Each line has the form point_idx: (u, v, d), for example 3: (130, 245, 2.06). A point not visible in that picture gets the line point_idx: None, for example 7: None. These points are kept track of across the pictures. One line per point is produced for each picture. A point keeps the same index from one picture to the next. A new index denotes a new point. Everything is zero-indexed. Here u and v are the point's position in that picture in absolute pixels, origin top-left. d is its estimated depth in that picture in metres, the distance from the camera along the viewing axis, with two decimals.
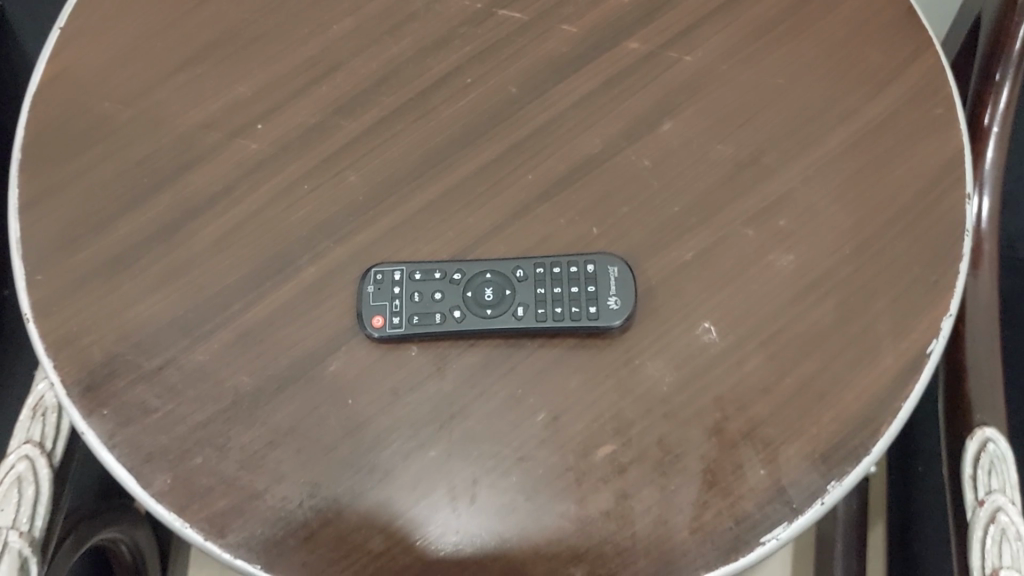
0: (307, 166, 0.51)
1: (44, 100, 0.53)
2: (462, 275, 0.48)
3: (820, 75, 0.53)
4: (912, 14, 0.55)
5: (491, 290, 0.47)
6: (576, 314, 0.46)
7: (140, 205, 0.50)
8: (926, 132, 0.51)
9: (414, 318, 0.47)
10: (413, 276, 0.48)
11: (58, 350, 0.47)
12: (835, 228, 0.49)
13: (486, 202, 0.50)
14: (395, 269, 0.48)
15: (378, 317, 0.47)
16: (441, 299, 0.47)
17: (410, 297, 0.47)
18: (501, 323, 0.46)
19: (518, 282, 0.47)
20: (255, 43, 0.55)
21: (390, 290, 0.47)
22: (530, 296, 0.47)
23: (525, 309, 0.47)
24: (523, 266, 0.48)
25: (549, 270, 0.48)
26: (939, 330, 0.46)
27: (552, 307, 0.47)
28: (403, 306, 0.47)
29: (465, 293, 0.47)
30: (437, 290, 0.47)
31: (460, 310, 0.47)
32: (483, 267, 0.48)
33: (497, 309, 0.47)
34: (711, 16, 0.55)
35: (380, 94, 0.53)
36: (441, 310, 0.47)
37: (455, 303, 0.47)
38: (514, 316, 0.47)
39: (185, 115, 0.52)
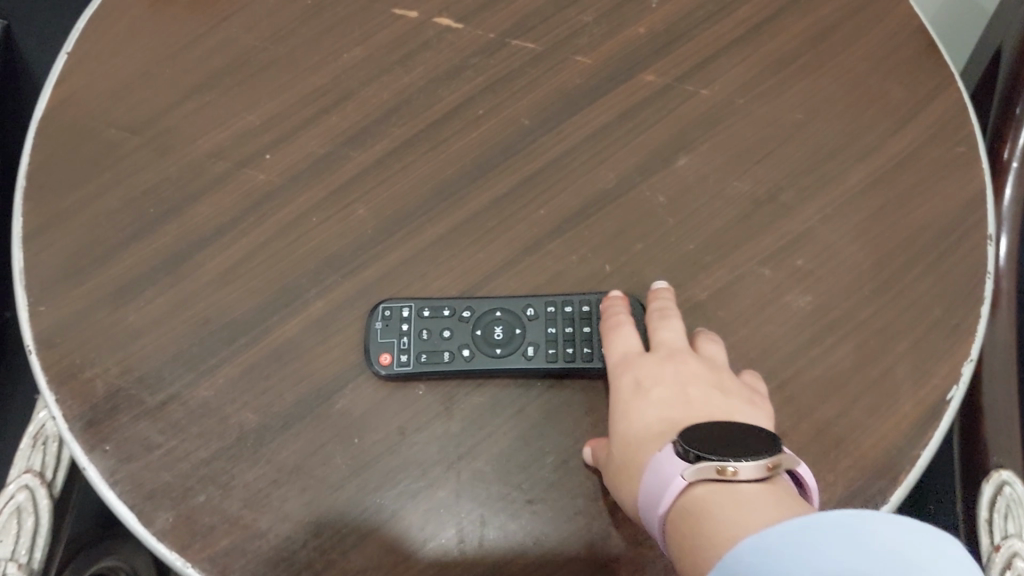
0: (315, 197, 0.50)
1: (51, 126, 0.52)
2: (471, 312, 0.47)
3: (838, 111, 0.52)
4: (932, 49, 0.55)
5: (500, 329, 0.46)
6: (588, 354, 0.46)
7: (146, 236, 0.49)
8: (946, 171, 0.50)
9: (422, 356, 0.46)
10: (421, 313, 0.47)
11: (60, 383, 0.46)
12: (853, 268, 0.48)
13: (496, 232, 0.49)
14: (405, 305, 0.47)
15: (385, 353, 0.46)
16: (449, 337, 0.46)
17: (419, 335, 0.46)
18: (510, 362, 0.45)
19: (529, 321, 0.47)
20: (265, 71, 0.54)
21: (399, 326, 0.47)
22: (540, 336, 0.46)
23: (535, 349, 0.46)
24: (534, 304, 0.47)
25: (561, 308, 0.47)
26: (959, 375, 0.45)
27: (563, 348, 0.46)
28: (411, 343, 0.46)
29: (475, 332, 0.46)
30: (446, 327, 0.47)
31: (469, 349, 0.46)
32: (493, 304, 0.47)
33: (507, 348, 0.46)
34: (728, 49, 0.54)
35: (391, 125, 0.52)
36: (448, 349, 0.46)
37: (464, 342, 0.46)
38: (524, 355, 0.46)
39: (193, 143, 0.51)
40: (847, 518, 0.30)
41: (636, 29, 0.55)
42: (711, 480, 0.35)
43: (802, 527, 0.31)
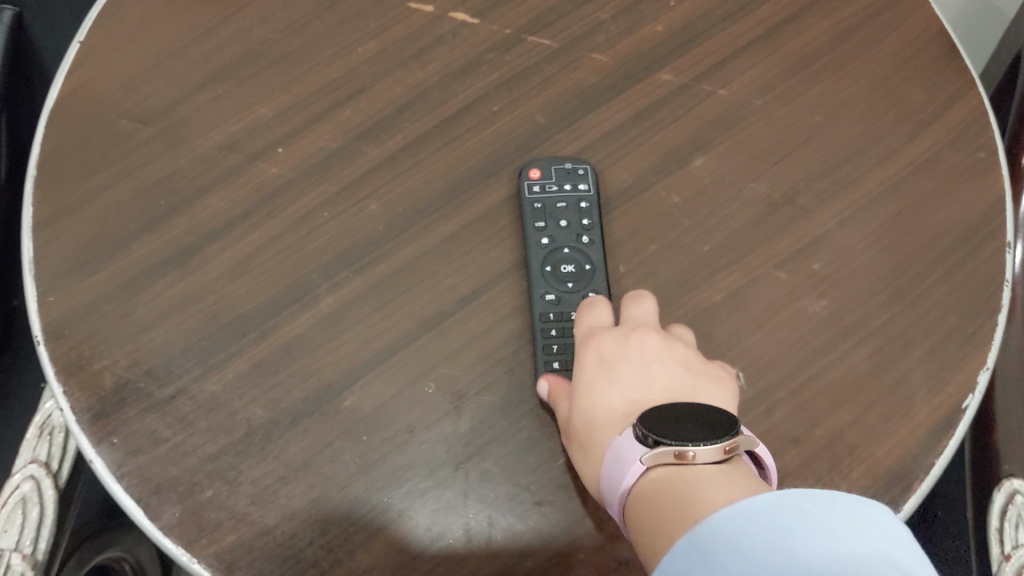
0: (328, 192, 0.50)
1: (62, 115, 0.51)
2: (586, 242, 0.48)
3: (857, 114, 0.52)
4: (952, 53, 0.54)
5: (571, 268, 0.47)
6: (549, 355, 0.45)
7: (157, 228, 0.49)
8: (966, 176, 0.50)
9: (535, 203, 0.49)
10: (579, 205, 0.49)
11: (68, 375, 0.45)
12: (870, 273, 0.47)
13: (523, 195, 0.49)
14: (587, 183, 0.49)
15: (538, 167, 0.50)
16: (546, 226, 0.48)
17: (565, 208, 0.49)
18: (536, 283, 0.47)
19: (580, 292, 0.47)
20: (278, 63, 0.53)
21: (568, 180, 0.49)
22: (569, 305, 0.47)
23: (551, 300, 0.47)
24: (599, 291, 0.47)
25: None
26: (975, 384, 0.45)
27: (549, 326, 0.46)
28: (552, 196, 0.49)
29: (554, 244, 0.48)
30: (568, 220, 0.48)
31: (546, 244, 0.48)
32: (594, 257, 0.47)
33: (550, 276, 0.47)
34: (747, 49, 0.54)
35: (405, 120, 0.52)
36: (547, 226, 0.48)
37: (547, 233, 0.48)
38: (540, 288, 0.47)
39: (205, 135, 0.51)
40: (786, 498, 0.32)
41: (654, 27, 0.54)
42: (669, 463, 0.36)
43: (751, 507, 0.31)
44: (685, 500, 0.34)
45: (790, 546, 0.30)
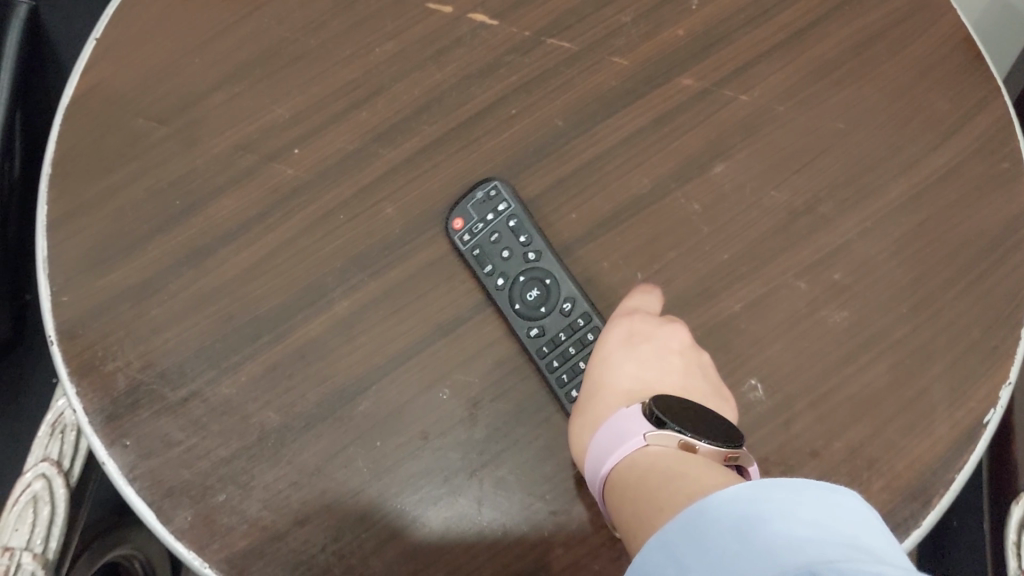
0: (344, 194, 0.49)
1: (77, 113, 0.51)
2: (534, 259, 0.47)
3: (880, 122, 0.51)
4: (977, 61, 0.53)
5: (535, 292, 0.46)
6: (562, 382, 0.45)
7: (171, 228, 0.48)
8: (990, 187, 0.49)
9: (476, 249, 0.47)
10: (509, 222, 0.47)
11: (81, 376, 0.45)
12: (892, 285, 0.47)
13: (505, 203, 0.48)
14: (505, 202, 0.48)
15: (460, 216, 0.48)
16: (507, 259, 0.47)
17: (489, 237, 0.47)
18: (517, 327, 0.46)
19: (561, 312, 0.46)
20: (295, 63, 0.53)
21: (488, 211, 0.48)
22: (553, 330, 0.46)
23: (538, 336, 0.45)
24: (578, 301, 0.46)
25: (586, 328, 0.46)
26: (996, 399, 0.44)
27: (551, 358, 0.45)
28: (481, 229, 0.47)
29: (519, 275, 0.46)
30: (508, 250, 0.47)
31: (504, 285, 0.46)
32: (552, 270, 0.46)
33: (523, 312, 0.46)
34: (770, 54, 0.53)
35: (422, 122, 0.51)
36: (495, 269, 0.47)
37: (507, 273, 0.47)
38: (527, 328, 0.46)
39: (221, 135, 0.51)
40: (754, 488, 0.32)
41: (676, 30, 0.53)
42: (671, 446, 0.37)
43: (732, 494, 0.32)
44: (678, 477, 0.35)
45: (752, 537, 0.30)
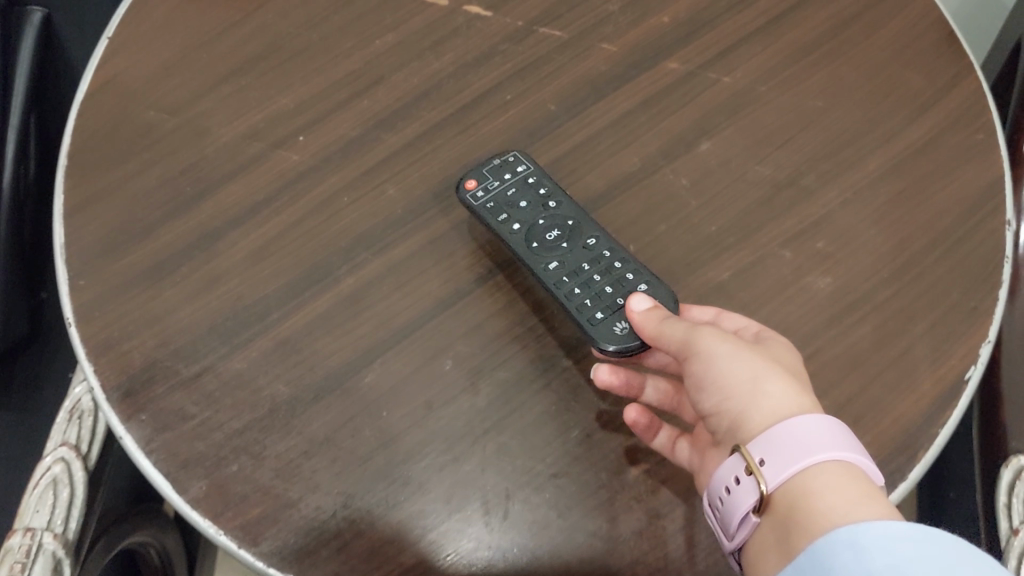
0: (347, 178, 0.51)
1: (93, 107, 0.53)
2: (555, 206, 0.48)
3: (858, 99, 0.53)
4: (950, 40, 0.56)
5: (557, 231, 0.47)
6: (583, 306, 0.45)
7: (182, 214, 0.50)
8: (965, 158, 0.51)
9: (490, 203, 0.49)
10: (528, 181, 0.49)
11: (98, 355, 0.46)
12: (873, 251, 0.48)
13: (508, 168, 0.50)
14: (523, 162, 0.50)
15: (473, 178, 0.49)
16: (525, 209, 0.48)
17: (506, 191, 0.49)
18: (535, 260, 0.46)
19: (583, 246, 0.47)
20: (299, 56, 0.55)
21: (504, 171, 0.50)
22: (574, 262, 0.46)
23: (557, 268, 0.46)
24: (601, 237, 0.47)
25: (611, 261, 0.46)
26: (976, 356, 0.45)
27: (571, 286, 0.45)
28: (496, 189, 0.49)
29: (537, 220, 0.48)
30: (526, 202, 0.49)
31: (521, 228, 0.48)
32: (573, 214, 0.48)
33: (542, 248, 0.47)
34: (750, 38, 0.56)
35: (422, 108, 0.54)
36: (512, 216, 0.48)
37: (526, 221, 0.48)
38: (546, 262, 0.46)
39: (229, 125, 0.53)
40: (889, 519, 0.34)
41: (661, 18, 0.56)
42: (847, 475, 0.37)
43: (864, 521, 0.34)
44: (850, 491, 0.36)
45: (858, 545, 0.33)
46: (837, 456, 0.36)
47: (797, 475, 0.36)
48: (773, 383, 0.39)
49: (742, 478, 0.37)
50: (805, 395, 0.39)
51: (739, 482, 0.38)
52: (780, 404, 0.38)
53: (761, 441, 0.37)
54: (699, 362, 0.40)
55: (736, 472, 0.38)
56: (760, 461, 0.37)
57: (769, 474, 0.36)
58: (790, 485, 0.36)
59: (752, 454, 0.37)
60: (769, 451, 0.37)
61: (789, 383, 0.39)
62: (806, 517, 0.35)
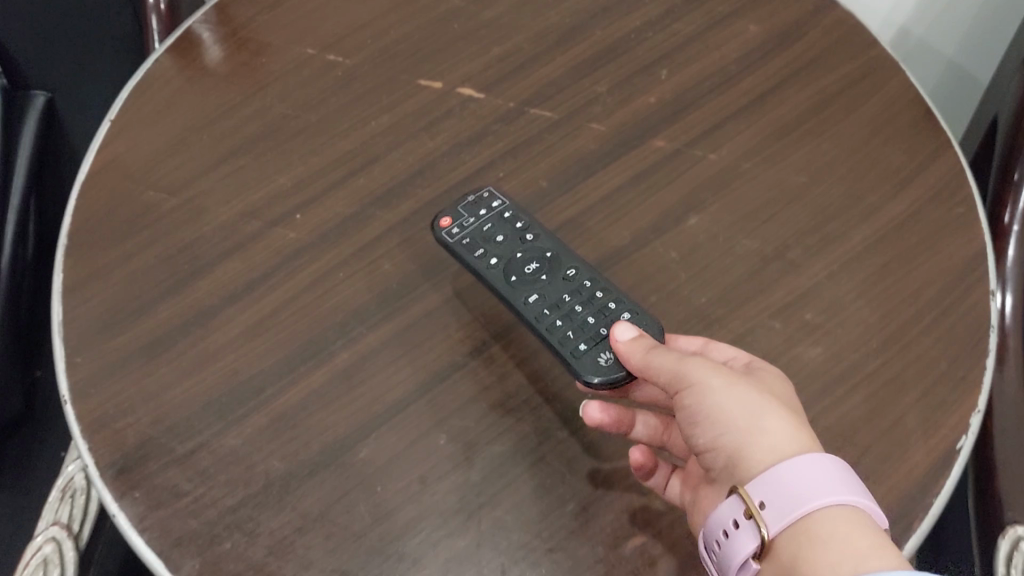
0: (343, 255, 0.52)
1: (94, 187, 0.55)
2: (534, 238, 0.50)
3: (841, 174, 0.55)
4: (927, 117, 0.57)
5: (536, 264, 0.48)
6: (566, 339, 0.45)
7: (179, 292, 0.51)
8: (947, 231, 0.52)
9: (466, 240, 0.50)
10: (504, 215, 0.51)
11: (93, 433, 0.46)
12: (860, 322, 0.49)
13: (483, 205, 0.51)
14: (498, 198, 0.51)
15: (448, 216, 0.51)
16: (502, 243, 0.50)
17: (481, 226, 0.50)
18: (515, 295, 0.47)
19: (562, 278, 0.48)
20: (297, 137, 0.57)
21: (479, 208, 0.51)
22: (554, 294, 0.47)
23: (537, 302, 0.47)
24: (580, 268, 0.48)
25: (592, 291, 0.47)
26: (967, 426, 0.45)
27: (552, 319, 0.46)
28: (471, 225, 0.50)
29: (515, 254, 0.49)
30: (503, 235, 0.50)
31: (499, 263, 0.49)
32: (551, 246, 0.49)
33: (521, 282, 0.48)
34: (734, 117, 0.57)
35: (416, 186, 0.55)
36: (489, 252, 0.49)
37: (503, 256, 0.49)
38: (526, 295, 0.47)
39: (227, 204, 0.54)
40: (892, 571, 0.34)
41: (647, 98, 0.58)
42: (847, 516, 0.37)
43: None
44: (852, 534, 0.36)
45: None
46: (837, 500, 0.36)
47: (799, 521, 0.36)
48: (764, 411, 0.40)
49: (741, 521, 0.38)
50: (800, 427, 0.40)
51: (738, 525, 0.38)
52: (778, 438, 0.39)
53: (761, 483, 0.38)
54: (688, 391, 0.41)
55: (735, 515, 0.38)
56: (760, 504, 0.37)
57: (770, 519, 0.37)
58: (791, 529, 0.37)
59: (752, 496, 0.38)
60: (769, 494, 0.37)
61: (777, 407, 0.40)
62: (810, 567, 0.35)
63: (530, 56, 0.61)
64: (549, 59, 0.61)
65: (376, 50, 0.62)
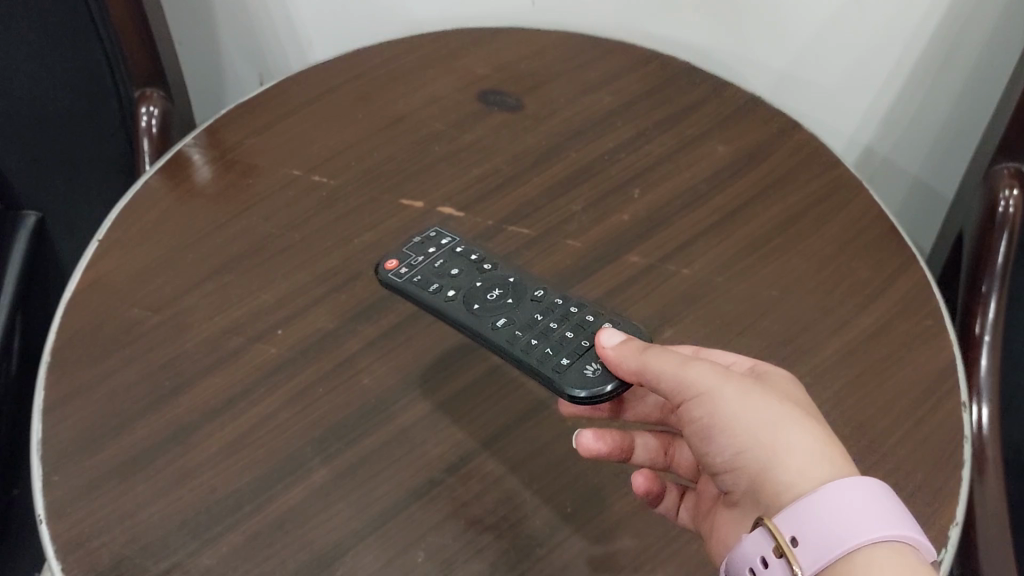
0: (322, 369, 0.53)
1: (79, 306, 0.55)
2: (490, 269, 0.51)
3: (811, 288, 0.56)
4: (892, 234, 0.59)
5: (497, 291, 0.50)
6: (545, 356, 0.46)
7: (159, 408, 0.50)
8: (916, 344, 0.53)
9: (415, 276, 0.51)
10: (456, 252, 0.53)
11: (66, 554, 0.45)
12: (836, 433, 0.49)
13: (431, 244, 0.54)
14: (446, 236, 0.54)
15: (393, 259, 0.52)
16: (457, 277, 0.51)
17: (431, 263, 0.52)
18: (481, 321, 0.48)
19: (528, 300, 0.49)
20: (280, 255, 0.58)
21: (427, 247, 0.53)
22: (522, 316, 0.48)
23: (506, 326, 0.48)
24: (546, 290, 0.50)
25: (563, 308, 0.48)
26: (945, 540, 0.44)
27: (526, 339, 0.47)
28: (419, 265, 0.52)
29: (473, 284, 0.50)
30: (457, 268, 0.52)
31: (457, 294, 0.50)
32: (509, 274, 0.51)
33: (484, 308, 0.49)
34: (706, 233, 0.59)
35: (395, 301, 0.56)
36: (443, 284, 0.51)
37: (461, 286, 0.50)
38: (493, 321, 0.48)
39: (210, 321, 0.55)
40: None
41: (621, 216, 0.60)
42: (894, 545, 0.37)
43: None
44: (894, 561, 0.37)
45: None
46: (875, 536, 0.36)
47: (838, 560, 0.36)
48: (782, 419, 0.41)
49: (772, 559, 0.38)
50: (820, 434, 0.41)
51: (767, 563, 0.38)
52: (801, 450, 0.40)
53: (789, 512, 0.38)
54: (693, 392, 0.42)
55: (764, 551, 0.38)
56: (792, 539, 0.37)
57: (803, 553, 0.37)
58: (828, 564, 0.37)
59: (783, 530, 0.38)
60: (802, 530, 0.37)
61: (796, 417, 0.41)
62: None
63: (508, 177, 0.63)
64: (526, 179, 0.63)
65: (359, 171, 0.64)
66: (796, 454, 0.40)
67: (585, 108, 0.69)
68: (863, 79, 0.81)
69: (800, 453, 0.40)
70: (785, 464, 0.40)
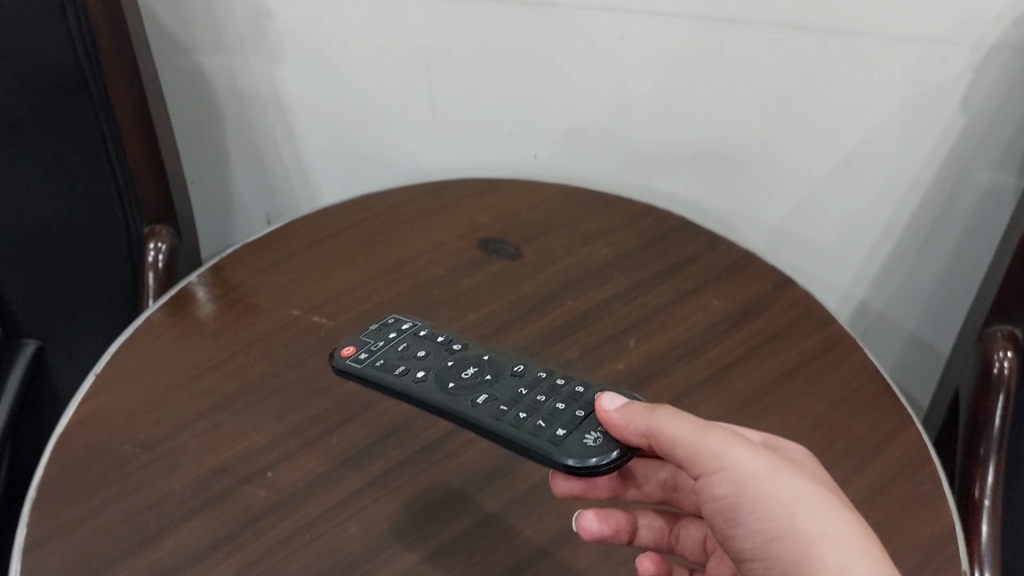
0: (310, 514, 0.52)
1: (70, 442, 0.55)
2: (461, 348, 0.52)
3: (807, 444, 0.55)
4: (887, 392, 0.59)
5: (473, 369, 0.50)
6: (537, 429, 0.45)
7: (142, 550, 0.49)
8: (916, 505, 0.52)
9: (377, 362, 0.51)
10: (419, 336, 0.53)
11: None
12: None
13: (392, 332, 0.54)
14: (407, 321, 0.55)
15: (349, 348, 0.52)
16: (426, 359, 0.51)
17: (394, 350, 0.52)
18: (461, 399, 0.48)
19: (507, 377, 0.49)
20: (273, 396, 0.58)
21: (388, 337, 0.54)
22: (505, 392, 0.48)
23: (488, 403, 0.47)
24: (525, 365, 0.50)
25: (548, 382, 0.49)
26: None
27: (515, 413, 0.46)
28: (380, 353, 0.52)
29: (444, 363, 0.51)
30: (423, 351, 0.52)
31: (429, 375, 0.50)
32: (481, 351, 0.51)
33: (460, 387, 0.49)
34: (702, 385, 0.59)
35: (387, 446, 0.56)
36: (411, 367, 0.51)
37: (431, 367, 0.51)
38: (474, 398, 0.48)
39: (200, 461, 0.54)
40: None
41: (616, 365, 0.60)
42: None
43: None
44: None
45: None
46: None
47: None
48: (813, 502, 0.40)
49: None
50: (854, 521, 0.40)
51: None
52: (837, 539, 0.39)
53: None
54: (710, 457, 0.42)
55: None
56: None
57: None
58: None
59: None
60: None
61: (827, 502, 0.41)
62: None
63: (505, 321, 0.64)
64: (523, 325, 0.64)
65: (358, 312, 0.65)
66: (824, 529, 0.40)
67: (582, 259, 0.70)
68: (852, 238, 0.83)
69: (835, 541, 0.39)
70: (817, 546, 0.39)
